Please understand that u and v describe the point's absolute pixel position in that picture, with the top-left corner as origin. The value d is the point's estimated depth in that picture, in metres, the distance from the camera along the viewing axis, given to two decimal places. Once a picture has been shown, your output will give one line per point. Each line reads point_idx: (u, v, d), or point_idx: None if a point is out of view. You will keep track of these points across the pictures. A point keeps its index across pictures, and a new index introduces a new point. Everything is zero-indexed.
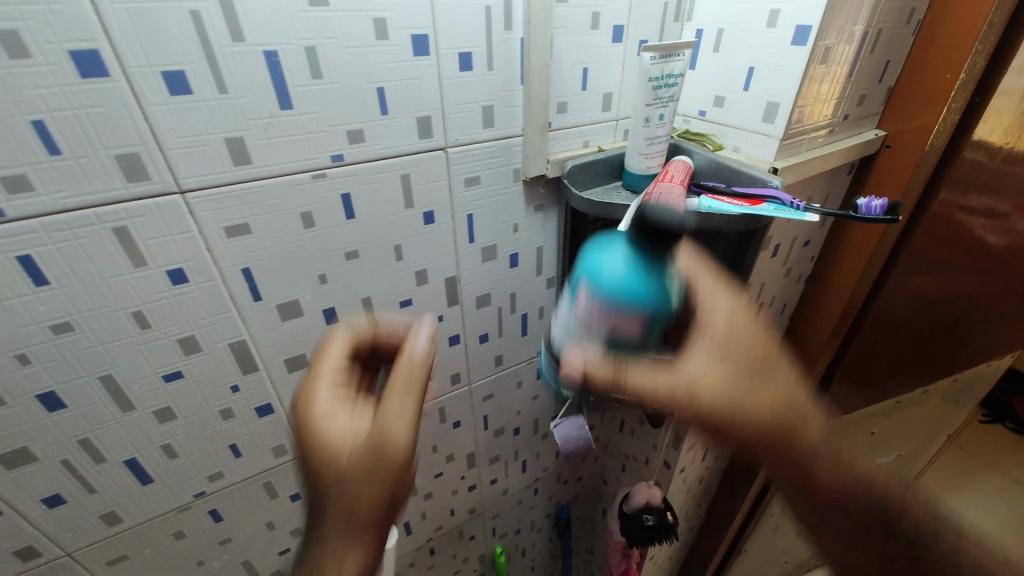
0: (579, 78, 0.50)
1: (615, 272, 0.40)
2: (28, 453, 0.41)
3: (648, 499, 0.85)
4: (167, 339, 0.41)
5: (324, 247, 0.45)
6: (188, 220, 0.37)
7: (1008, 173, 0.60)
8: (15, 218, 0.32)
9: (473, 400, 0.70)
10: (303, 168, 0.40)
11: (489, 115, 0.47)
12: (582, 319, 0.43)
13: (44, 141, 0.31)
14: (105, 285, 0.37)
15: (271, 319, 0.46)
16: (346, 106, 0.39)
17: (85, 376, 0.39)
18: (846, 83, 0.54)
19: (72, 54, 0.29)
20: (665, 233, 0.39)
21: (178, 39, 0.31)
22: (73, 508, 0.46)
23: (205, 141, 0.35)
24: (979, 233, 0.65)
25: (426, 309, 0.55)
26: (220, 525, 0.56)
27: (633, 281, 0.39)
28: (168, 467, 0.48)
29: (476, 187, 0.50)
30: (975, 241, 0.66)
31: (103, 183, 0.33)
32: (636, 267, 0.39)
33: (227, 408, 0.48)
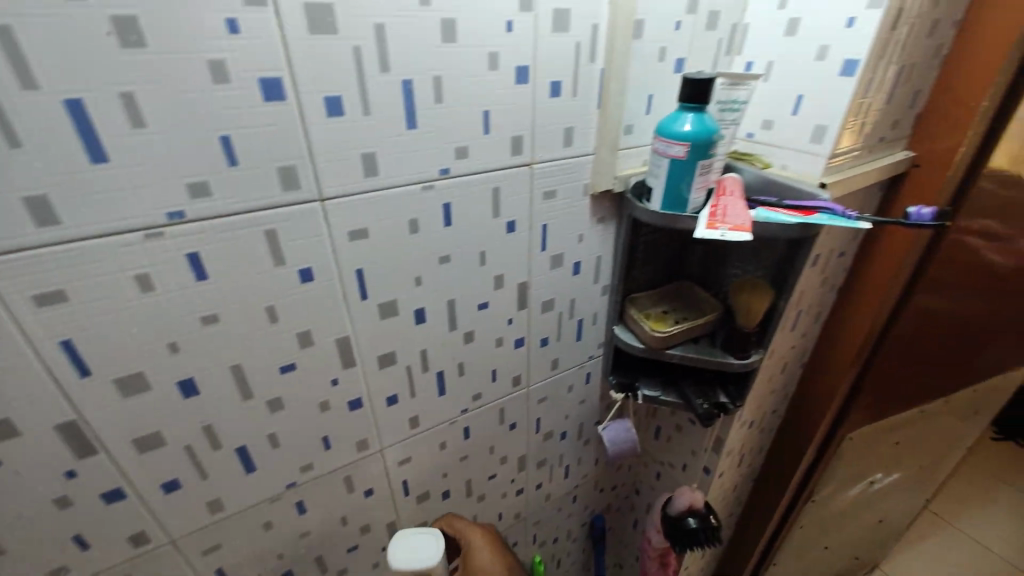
0: (644, 103, 0.55)
1: (694, 126, 0.49)
2: (161, 437, 0.43)
3: (692, 503, 0.89)
4: (289, 333, 0.46)
5: (423, 253, 0.50)
6: (322, 223, 0.42)
7: (999, 193, 0.69)
8: (193, 220, 0.36)
9: (529, 401, 0.75)
10: (416, 180, 0.45)
11: (570, 135, 0.52)
12: (662, 152, 0.51)
13: (226, 153, 0.35)
14: (248, 281, 0.41)
15: (373, 317, 0.50)
16: (459, 127, 0.45)
17: (219, 365, 0.43)
18: (883, 106, 0.55)
19: (259, 81, 0.35)
20: (701, 91, 0.48)
21: (341, 70, 0.37)
22: (185, 494, 0.48)
23: (347, 154, 0.40)
24: (966, 242, 0.73)
25: (499, 312, 0.61)
26: (303, 517, 0.59)
27: (702, 131, 0.49)
28: (271, 455, 0.52)
29: (552, 200, 0.56)
30: (965, 251, 0.75)
31: (264, 191, 0.38)
32: (707, 116, 0.50)
33: (326, 401, 0.52)
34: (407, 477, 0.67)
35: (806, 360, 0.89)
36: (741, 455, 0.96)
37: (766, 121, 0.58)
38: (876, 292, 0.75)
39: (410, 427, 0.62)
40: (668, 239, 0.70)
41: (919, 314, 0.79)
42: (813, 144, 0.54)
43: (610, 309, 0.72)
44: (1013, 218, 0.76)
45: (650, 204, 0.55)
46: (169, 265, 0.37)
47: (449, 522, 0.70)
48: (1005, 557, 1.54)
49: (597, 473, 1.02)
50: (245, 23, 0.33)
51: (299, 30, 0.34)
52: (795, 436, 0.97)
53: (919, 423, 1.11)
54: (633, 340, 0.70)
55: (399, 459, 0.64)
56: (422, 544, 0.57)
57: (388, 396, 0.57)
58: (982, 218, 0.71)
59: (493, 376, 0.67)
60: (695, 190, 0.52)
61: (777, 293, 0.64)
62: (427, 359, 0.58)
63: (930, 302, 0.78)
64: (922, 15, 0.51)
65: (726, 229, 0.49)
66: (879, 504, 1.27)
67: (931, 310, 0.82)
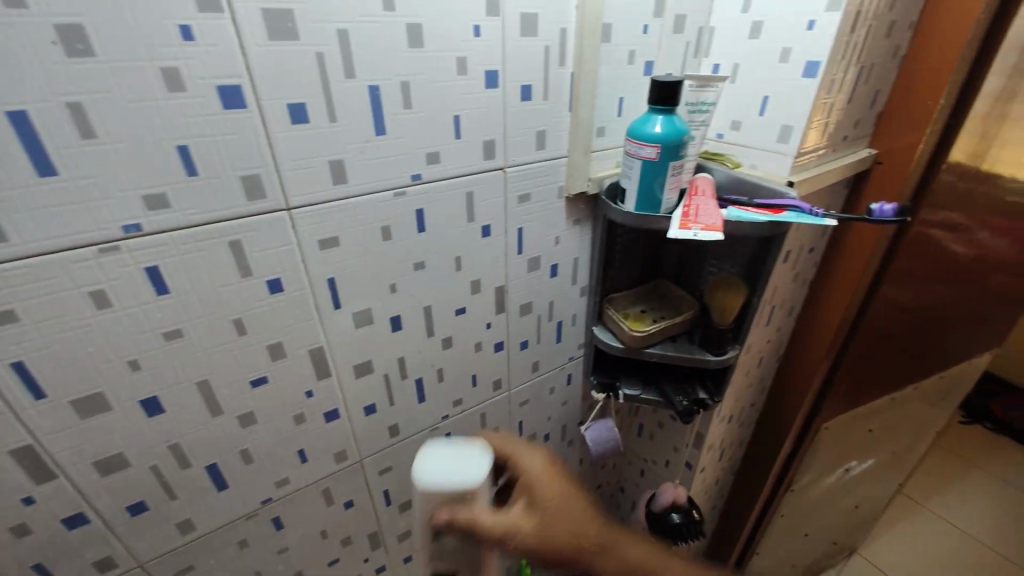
0: (615, 106, 0.55)
1: (664, 127, 0.49)
2: (124, 458, 0.42)
3: (675, 498, 0.90)
4: (259, 345, 0.44)
5: (397, 260, 0.49)
6: (290, 233, 0.41)
7: (958, 188, 0.72)
8: (151, 233, 0.35)
9: (511, 404, 0.75)
10: (387, 186, 0.44)
11: (542, 138, 0.52)
12: (634, 154, 0.51)
13: (184, 163, 0.34)
14: (214, 294, 0.40)
15: (347, 326, 0.49)
16: (430, 132, 0.44)
17: (186, 382, 0.42)
18: (844, 106, 0.57)
19: (218, 88, 0.34)
20: (669, 93, 0.49)
21: (305, 77, 0.36)
22: (153, 516, 0.46)
23: (314, 162, 0.39)
24: (928, 235, 0.76)
25: (477, 316, 0.61)
26: (280, 533, 0.57)
27: (672, 133, 0.50)
28: (244, 471, 0.50)
29: (527, 203, 0.56)
30: (928, 243, 0.77)
31: (227, 202, 0.37)
32: (676, 118, 0.50)
33: (300, 414, 0.51)
34: (389, 486, 0.66)
35: (781, 354, 0.91)
36: (721, 449, 0.97)
37: (734, 122, 0.59)
38: (845, 285, 0.77)
39: (390, 435, 0.61)
40: (644, 239, 0.71)
41: (886, 306, 0.81)
42: (780, 144, 0.55)
43: (589, 310, 0.73)
44: (971, 211, 0.79)
45: (624, 205, 0.55)
46: (127, 280, 0.36)
47: (499, 441, 0.52)
48: (980, 540, 1.60)
49: (581, 473, 1.02)
50: (200, 30, 0.32)
51: (258, 36, 0.34)
52: (773, 428, 0.99)
53: (890, 412, 1.15)
54: (612, 341, 0.70)
55: (379, 469, 0.63)
56: (469, 455, 0.44)
57: (366, 406, 0.56)
58: (943, 211, 0.73)
59: (473, 381, 0.66)
60: (668, 191, 0.53)
61: (751, 289, 0.65)
62: (405, 367, 0.57)
63: (897, 294, 0.81)
64: (878, 18, 0.52)
65: (699, 229, 0.50)
66: (856, 491, 1.31)
67: (899, 302, 0.84)
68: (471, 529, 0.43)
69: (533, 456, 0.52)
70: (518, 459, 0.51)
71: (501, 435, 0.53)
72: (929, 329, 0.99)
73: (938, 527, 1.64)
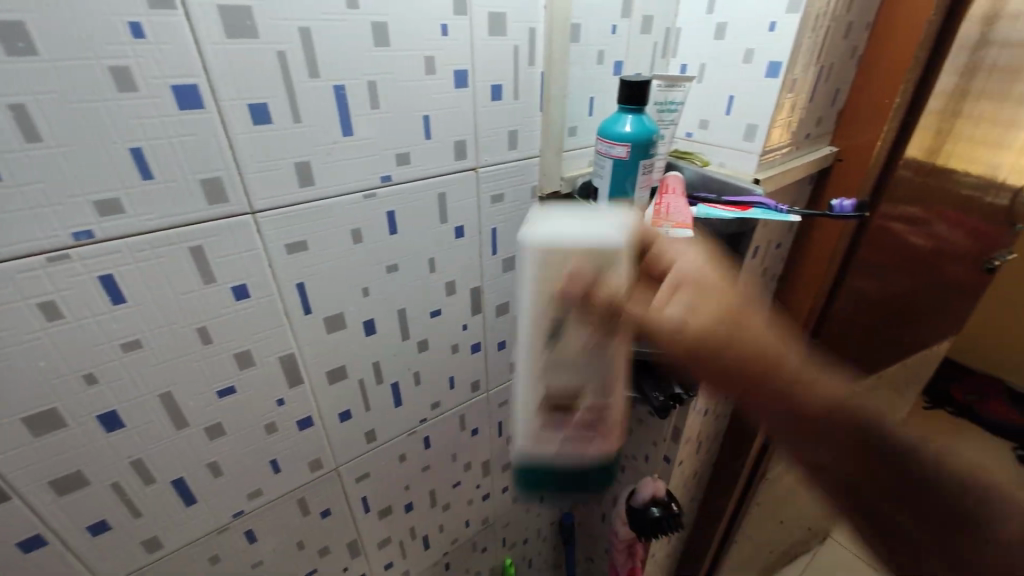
0: (586, 105, 0.56)
1: (634, 126, 0.50)
2: (82, 477, 0.40)
3: (654, 492, 0.91)
4: (225, 354, 0.43)
5: (368, 262, 0.48)
6: (255, 238, 0.40)
7: (915, 182, 0.75)
8: (104, 239, 0.33)
9: (489, 405, 0.74)
10: (356, 188, 0.43)
11: (514, 138, 0.52)
12: (606, 152, 0.52)
13: (138, 166, 0.33)
14: (175, 302, 0.38)
15: (318, 331, 0.48)
16: (399, 132, 0.44)
17: (147, 395, 0.40)
18: (806, 105, 0.59)
19: (173, 88, 0.32)
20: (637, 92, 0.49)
21: (266, 76, 0.35)
22: (116, 535, 0.44)
23: (279, 164, 0.38)
24: (889, 228, 0.79)
25: (453, 318, 0.60)
26: (253, 547, 0.56)
27: (642, 131, 0.50)
28: (213, 484, 0.48)
29: (500, 203, 0.56)
30: (889, 237, 0.80)
31: (187, 206, 0.36)
32: (646, 117, 0.51)
33: (271, 423, 0.50)
34: (367, 493, 0.65)
35: None
36: (698, 442, 0.99)
37: (702, 121, 0.61)
38: (812, 280, 0.79)
39: (367, 441, 0.60)
40: None
41: (851, 298, 0.84)
42: (745, 143, 0.56)
43: None
44: (927, 205, 0.83)
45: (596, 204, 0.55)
46: (80, 290, 0.34)
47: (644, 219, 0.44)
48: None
49: None
50: (151, 27, 0.30)
51: (214, 34, 0.32)
52: (747, 420, 1.01)
53: (856, 400, 1.19)
54: None
55: (356, 476, 0.62)
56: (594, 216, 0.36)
57: (341, 413, 0.55)
58: (901, 205, 0.76)
59: (450, 383, 0.66)
60: (639, 188, 0.53)
61: None
62: (380, 371, 0.56)
63: (860, 286, 0.84)
64: (836, 19, 0.54)
65: (670, 227, 0.50)
66: None
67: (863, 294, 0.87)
68: (612, 305, 0.36)
69: (692, 253, 0.42)
70: (672, 254, 0.42)
71: (653, 231, 0.45)
72: (891, 320, 1.03)
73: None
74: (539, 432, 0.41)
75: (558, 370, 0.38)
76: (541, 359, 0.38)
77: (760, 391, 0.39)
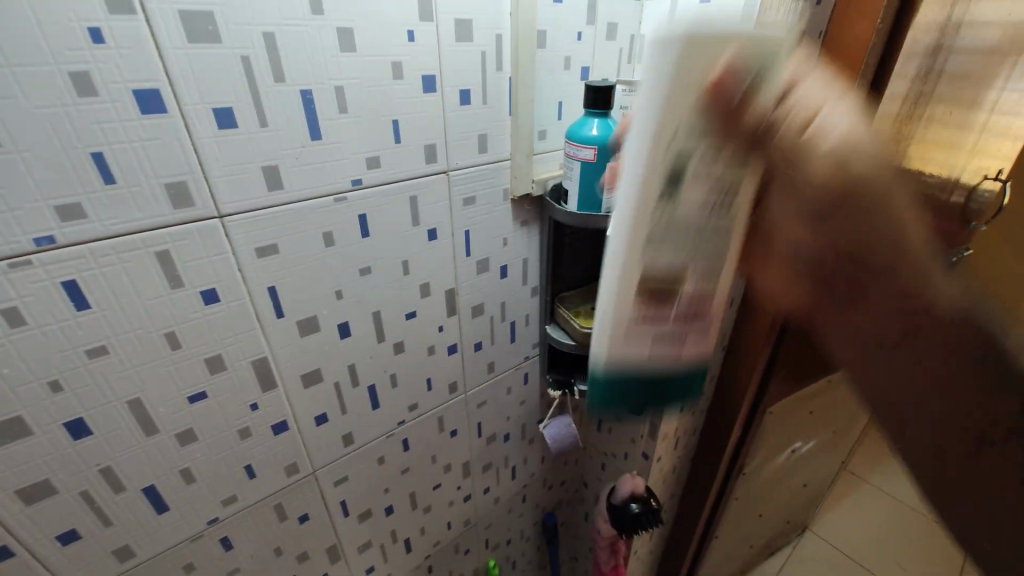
0: (554, 109, 0.57)
1: (601, 130, 0.51)
2: (48, 486, 0.39)
3: (634, 488, 0.93)
4: (195, 359, 0.43)
5: (341, 265, 0.49)
6: (223, 242, 0.40)
7: None
8: (67, 245, 0.33)
9: (468, 405, 0.75)
10: (326, 192, 0.44)
11: (483, 142, 0.53)
12: (574, 155, 0.53)
13: (101, 171, 0.33)
14: (143, 306, 0.38)
15: (291, 335, 0.48)
16: (368, 136, 0.44)
17: (115, 402, 0.40)
18: None
19: (135, 93, 0.32)
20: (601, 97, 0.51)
21: (231, 81, 0.36)
22: (85, 545, 0.44)
23: (245, 168, 0.39)
24: None
25: (429, 320, 0.61)
26: (229, 554, 0.55)
27: (609, 134, 0.52)
28: (186, 491, 0.48)
29: (472, 205, 0.56)
30: None
31: (152, 211, 0.36)
32: (611, 121, 0.52)
33: (245, 427, 0.50)
34: (346, 497, 0.65)
35: (727, 343, 0.96)
36: (676, 438, 1.01)
37: None
38: None
39: (344, 444, 0.60)
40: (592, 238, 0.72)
41: None
42: None
43: (542, 310, 0.74)
44: None
45: (566, 207, 0.57)
46: (43, 296, 0.34)
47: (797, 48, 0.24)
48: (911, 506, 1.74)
49: (544, 470, 1.04)
50: (112, 33, 0.31)
51: (176, 40, 0.33)
52: (722, 414, 1.04)
53: (829, 394, 1.22)
54: (564, 338, 0.71)
55: (334, 479, 0.62)
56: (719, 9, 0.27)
57: (317, 416, 0.55)
58: None
59: (428, 384, 0.66)
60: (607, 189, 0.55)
61: None
62: (356, 373, 0.57)
63: None
64: None
65: None
66: (802, 470, 1.39)
67: None
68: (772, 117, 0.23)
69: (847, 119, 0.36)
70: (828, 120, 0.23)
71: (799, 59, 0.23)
72: None
73: (875, 496, 1.78)
74: (626, 326, 0.31)
75: (664, 237, 0.27)
76: (653, 212, 0.27)
77: (865, 295, 0.27)
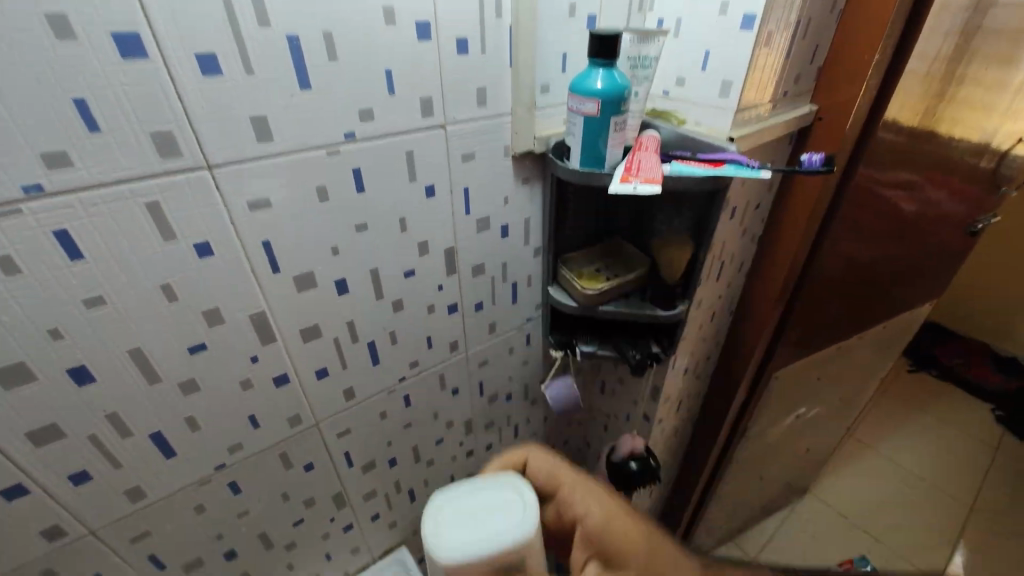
0: (558, 62, 0.55)
1: (605, 81, 0.49)
2: (57, 430, 0.41)
3: (633, 448, 0.94)
4: (193, 311, 0.43)
5: (337, 220, 0.48)
6: (214, 194, 0.39)
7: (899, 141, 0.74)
8: (55, 194, 0.33)
9: (469, 364, 0.76)
10: (319, 144, 0.43)
11: (483, 95, 0.51)
12: (577, 109, 0.51)
13: (83, 118, 0.32)
14: (137, 257, 0.38)
15: (289, 290, 0.49)
16: (361, 86, 0.43)
17: (116, 351, 0.41)
18: (783, 62, 0.58)
19: (113, 36, 0.31)
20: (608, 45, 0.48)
21: (213, 24, 0.34)
22: (97, 485, 0.46)
23: (233, 119, 0.38)
24: (873, 190, 0.79)
25: (428, 279, 0.61)
26: (237, 498, 0.58)
27: (614, 86, 0.49)
28: (191, 439, 0.50)
29: (471, 162, 0.55)
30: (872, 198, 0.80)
31: (138, 161, 0.35)
32: (616, 73, 0.50)
33: (247, 379, 0.51)
34: (349, 449, 0.67)
35: (733, 308, 0.95)
36: (677, 401, 1.02)
37: (679, 78, 0.60)
38: (790, 243, 0.80)
39: (346, 399, 0.62)
40: (596, 199, 0.71)
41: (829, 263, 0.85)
42: (721, 99, 0.56)
43: (544, 271, 0.73)
44: (912, 168, 0.82)
45: (568, 164, 0.55)
46: (35, 246, 0.34)
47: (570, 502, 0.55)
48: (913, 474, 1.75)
49: (546, 429, 1.06)
50: None
51: None
52: (725, 379, 1.04)
53: (836, 361, 1.21)
54: (567, 300, 0.71)
55: (337, 432, 0.64)
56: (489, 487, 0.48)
57: (318, 370, 0.56)
58: (884, 166, 0.76)
59: (428, 343, 0.67)
60: (611, 145, 0.53)
61: (697, 244, 0.66)
62: (356, 330, 0.57)
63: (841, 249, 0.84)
64: None
65: (639, 182, 0.50)
66: (803, 437, 1.40)
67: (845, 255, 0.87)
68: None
69: (588, 501, 0.55)
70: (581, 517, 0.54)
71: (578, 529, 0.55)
72: (870, 283, 1.04)
73: (877, 464, 1.79)
74: None
75: None
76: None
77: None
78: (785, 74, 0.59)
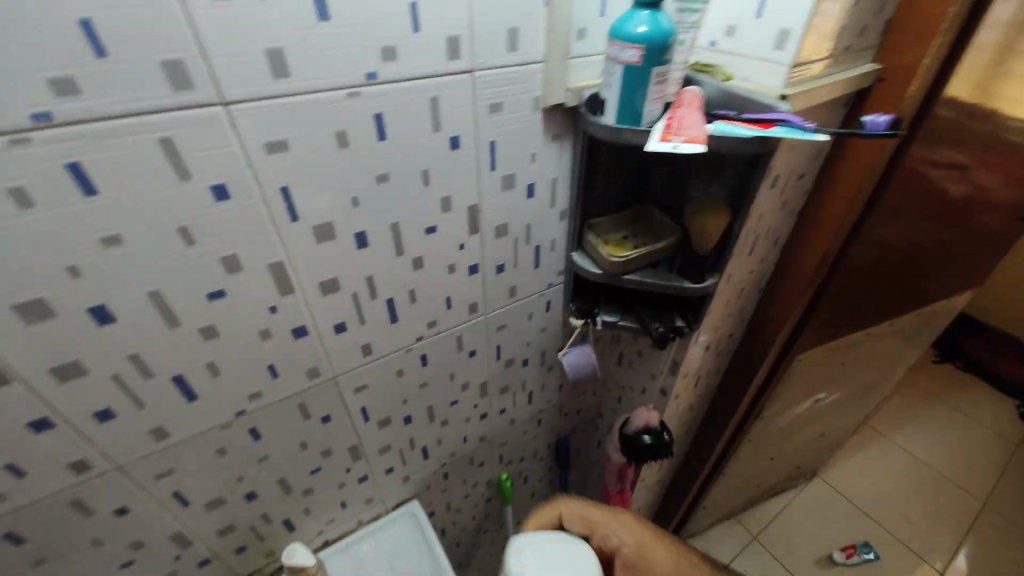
0: (597, 4, 0.50)
1: (649, 26, 0.44)
2: (80, 367, 0.42)
3: (648, 421, 0.92)
4: (211, 257, 0.43)
5: (356, 169, 0.46)
6: (230, 133, 0.38)
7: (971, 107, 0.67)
8: (66, 124, 0.32)
9: (488, 328, 0.74)
10: (338, 85, 0.40)
11: (514, 38, 0.47)
12: (615, 58, 0.47)
13: (91, 42, 0.30)
14: (152, 197, 0.37)
15: (307, 240, 0.47)
16: (383, 21, 0.39)
17: (135, 292, 0.41)
18: (851, 10, 0.51)
19: None
20: None
21: None
22: (122, 423, 0.47)
23: (248, 51, 0.35)
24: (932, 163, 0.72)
25: (449, 237, 0.59)
26: (257, 444, 0.59)
27: (658, 32, 0.45)
28: (211, 384, 0.50)
29: (499, 113, 0.51)
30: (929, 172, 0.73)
31: (150, 92, 0.33)
32: (661, 17, 0.45)
33: (265, 329, 0.51)
34: (365, 404, 0.67)
35: (764, 285, 0.90)
36: (697, 376, 0.99)
37: (729, 27, 0.54)
38: (834, 219, 0.74)
39: (363, 355, 0.62)
40: (629, 160, 0.67)
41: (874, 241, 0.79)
42: (775, 52, 0.50)
43: (569, 236, 0.70)
44: (978, 140, 0.74)
45: (601, 119, 0.51)
46: (49, 179, 0.33)
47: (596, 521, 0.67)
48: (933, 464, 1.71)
49: (561, 397, 1.05)
50: None
51: None
52: (748, 357, 1.01)
53: (868, 344, 1.16)
54: (590, 267, 0.68)
55: (353, 387, 0.64)
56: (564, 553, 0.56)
57: (335, 324, 0.56)
58: (951, 135, 0.69)
59: (447, 303, 0.66)
60: (650, 101, 0.48)
61: (734, 214, 0.62)
62: (374, 286, 0.56)
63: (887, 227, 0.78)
64: None
65: (680, 141, 0.46)
66: (823, 420, 1.37)
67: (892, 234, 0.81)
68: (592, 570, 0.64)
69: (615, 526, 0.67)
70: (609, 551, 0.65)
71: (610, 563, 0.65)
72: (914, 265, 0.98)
73: (897, 452, 1.75)
74: None
75: None
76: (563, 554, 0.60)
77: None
78: (850, 26, 0.53)
